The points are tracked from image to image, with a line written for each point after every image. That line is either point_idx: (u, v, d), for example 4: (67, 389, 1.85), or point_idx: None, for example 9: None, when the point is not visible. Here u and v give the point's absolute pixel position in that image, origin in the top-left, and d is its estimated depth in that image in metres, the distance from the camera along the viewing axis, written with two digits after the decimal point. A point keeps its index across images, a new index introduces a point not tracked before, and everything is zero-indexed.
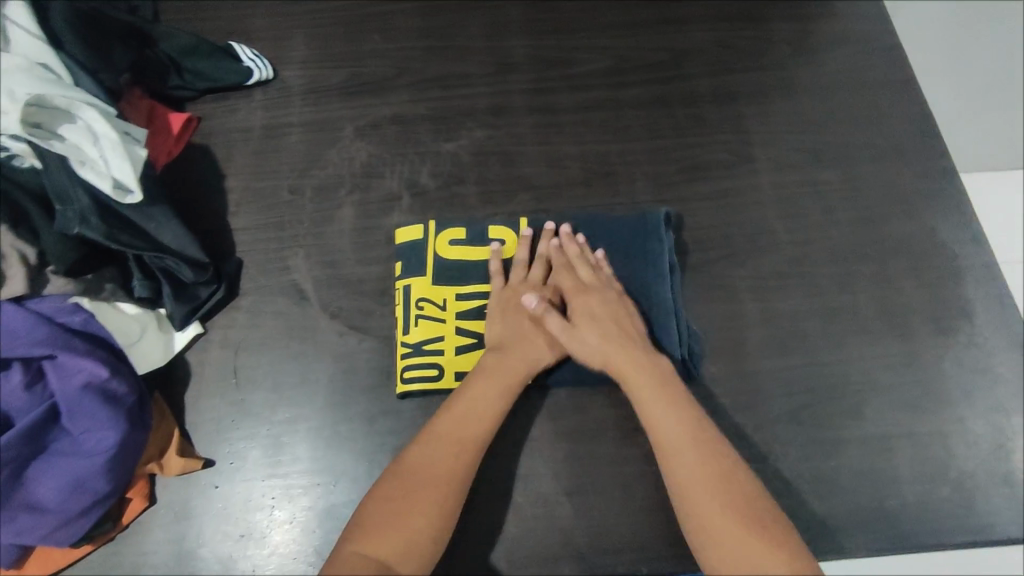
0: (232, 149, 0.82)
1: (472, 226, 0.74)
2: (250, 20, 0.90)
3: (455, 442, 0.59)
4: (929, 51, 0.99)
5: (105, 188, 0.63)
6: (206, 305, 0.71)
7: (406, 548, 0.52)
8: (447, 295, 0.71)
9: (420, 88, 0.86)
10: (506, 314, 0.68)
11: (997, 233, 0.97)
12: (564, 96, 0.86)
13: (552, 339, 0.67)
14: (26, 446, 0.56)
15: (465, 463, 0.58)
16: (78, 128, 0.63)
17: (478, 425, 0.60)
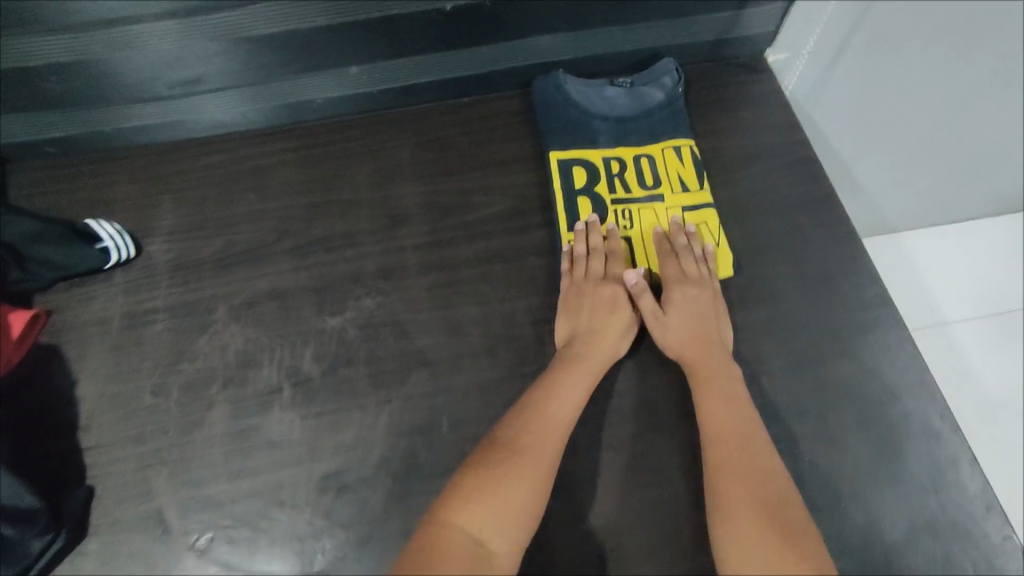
0: (87, 346, 0.72)
1: (707, 202, 0.80)
2: (114, 189, 0.83)
3: (552, 425, 0.63)
4: (844, 134, 1.05)
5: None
6: (40, 561, 0.60)
7: (500, 520, 0.56)
8: (679, 214, 0.80)
9: (303, 251, 0.78)
10: (574, 306, 0.72)
11: (913, 303, 1.06)
12: (460, 249, 0.79)
13: (622, 326, 0.71)
14: None
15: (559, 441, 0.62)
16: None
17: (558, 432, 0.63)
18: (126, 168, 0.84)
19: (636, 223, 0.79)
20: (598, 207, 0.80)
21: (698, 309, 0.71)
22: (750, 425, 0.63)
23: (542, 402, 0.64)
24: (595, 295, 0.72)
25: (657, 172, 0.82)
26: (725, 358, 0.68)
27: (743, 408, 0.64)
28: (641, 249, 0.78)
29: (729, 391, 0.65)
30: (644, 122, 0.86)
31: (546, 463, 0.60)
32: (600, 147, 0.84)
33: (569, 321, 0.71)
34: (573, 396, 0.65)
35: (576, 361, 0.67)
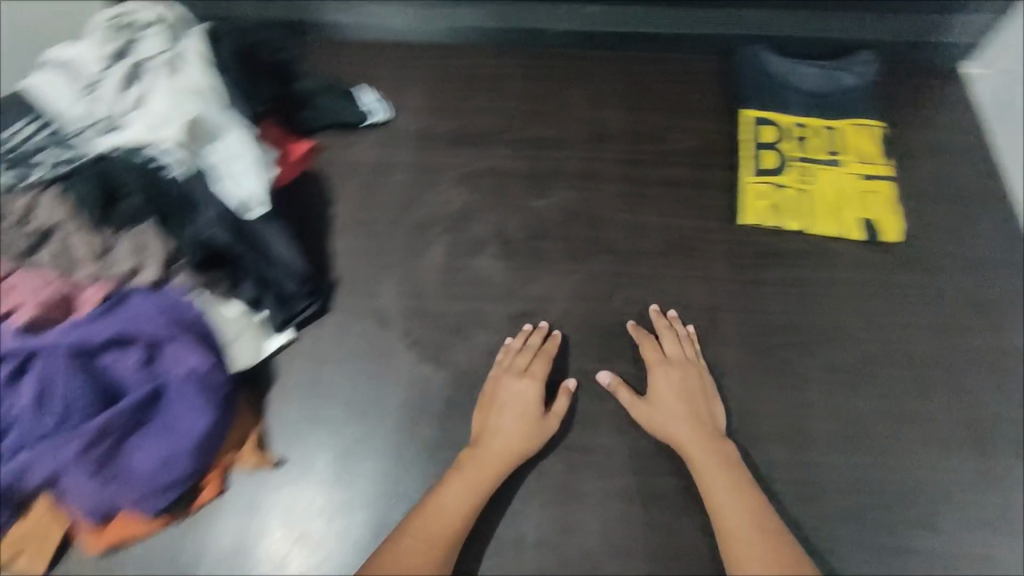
0: (343, 178, 0.90)
1: (884, 175, 0.88)
2: (374, 69, 1.01)
3: (442, 528, 0.62)
4: None
5: (246, 205, 0.72)
6: (299, 317, 0.77)
7: None
8: (856, 178, 0.88)
9: (519, 145, 0.93)
10: (490, 404, 0.71)
11: None
12: (650, 171, 0.91)
13: (517, 427, 0.69)
14: (131, 419, 0.62)
15: (450, 543, 0.62)
16: (222, 150, 0.73)
17: (448, 524, 0.63)
18: (385, 55, 1.03)
19: (815, 179, 0.88)
20: (780, 161, 0.89)
21: (678, 400, 0.70)
22: (753, 514, 0.62)
23: (439, 500, 0.64)
24: (508, 394, 0.71)
25: (841, 141, 0.91)
26: (718, 454, 0.67)
27: (731, 496, 0.64)
28: (816, 203, 0.86)
29: (728, 477, 0.65)
30: (836, 99, 0.94)
31: (429, 558, 0.60)
32: (789, 113, 0.93)
33: (482, 417, 0.70)
34: (470, 489, 0.65)
35: (472, 465, 0.66)
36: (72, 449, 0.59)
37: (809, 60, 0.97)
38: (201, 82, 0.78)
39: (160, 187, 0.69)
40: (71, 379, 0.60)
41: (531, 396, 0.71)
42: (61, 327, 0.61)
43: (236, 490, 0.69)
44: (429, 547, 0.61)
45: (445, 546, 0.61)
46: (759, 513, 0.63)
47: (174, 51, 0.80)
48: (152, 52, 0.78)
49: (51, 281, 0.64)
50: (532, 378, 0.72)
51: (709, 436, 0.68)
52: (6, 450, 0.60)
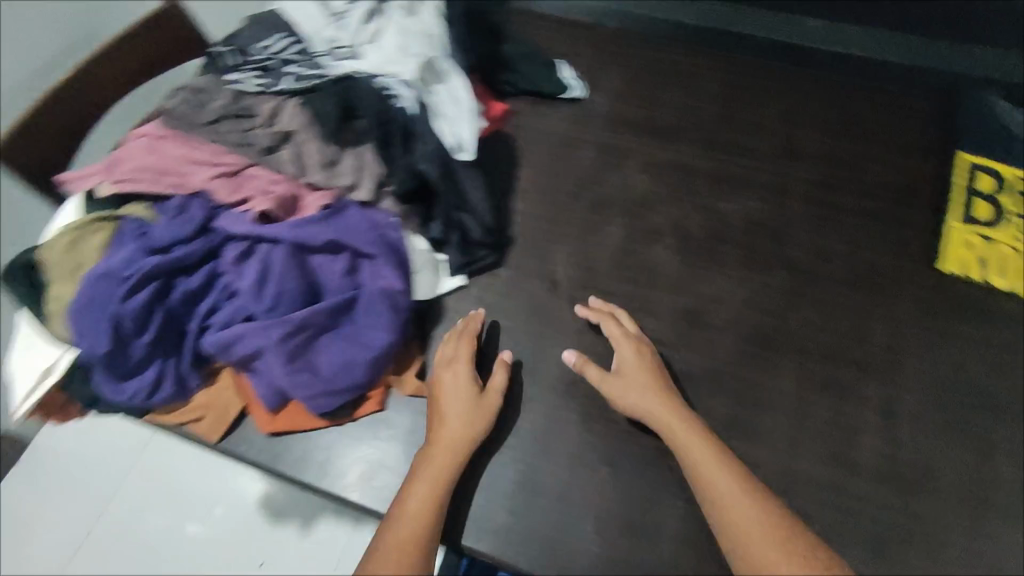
0: (532, 144, 0.92)
1: None
2: (575, 46, 1.02)
3: (415, 522, 0.61)
4: None
5: (459, 148, 0.76)
6: (475, 265, 0.78)
7: None
8: None
9: (708, 146, 0.91)
10: (439, 390, 0.70)
11: None
12: (845, 196, 0.87)
13: (461, 409, 0.68)
14: (327, 319, 0.67)
15: (427, 531, 0.60)
16: (445, 97, 0.78)
17: (418, 524, 0.60)
18: (587, 35, 1.04)
19: None
20: (997, 213, 0.83)
21: (643, 379, 0.69)
22: (740, 489, 0.60)
23: (407, 498, 0.63)
24: (453, 380, 0.70)
25: None
26: (687, 435, 0.65)
27: (717, 475, 0.61)
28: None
29: (712, 459, 0.63)
30: None
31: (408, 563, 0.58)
32: (1015, 166, 0.87)
33: (434, 405, 0.69)
34: (431, 482, 0.63)
35: (436, 452, 0.65)
36: (276, 332, 0.64)
37: None
38: (434, 27, 0.82)
39: (388, 116, 0.73)
40: (287, 269, 0.65)
41: (462, 378, 0.70)
42: (291, 221, 0.66)
43: (393, 412, 0.71)
44: (407, 552, 0.59)
45: (422, 538, 0.60)
46: (746, 485, 0.61)
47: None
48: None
49: (279, 179, 0.70)
50: (461, 364, 0.71)
51: (685, 421, 0.66)
52: (217, 321, 0.66)
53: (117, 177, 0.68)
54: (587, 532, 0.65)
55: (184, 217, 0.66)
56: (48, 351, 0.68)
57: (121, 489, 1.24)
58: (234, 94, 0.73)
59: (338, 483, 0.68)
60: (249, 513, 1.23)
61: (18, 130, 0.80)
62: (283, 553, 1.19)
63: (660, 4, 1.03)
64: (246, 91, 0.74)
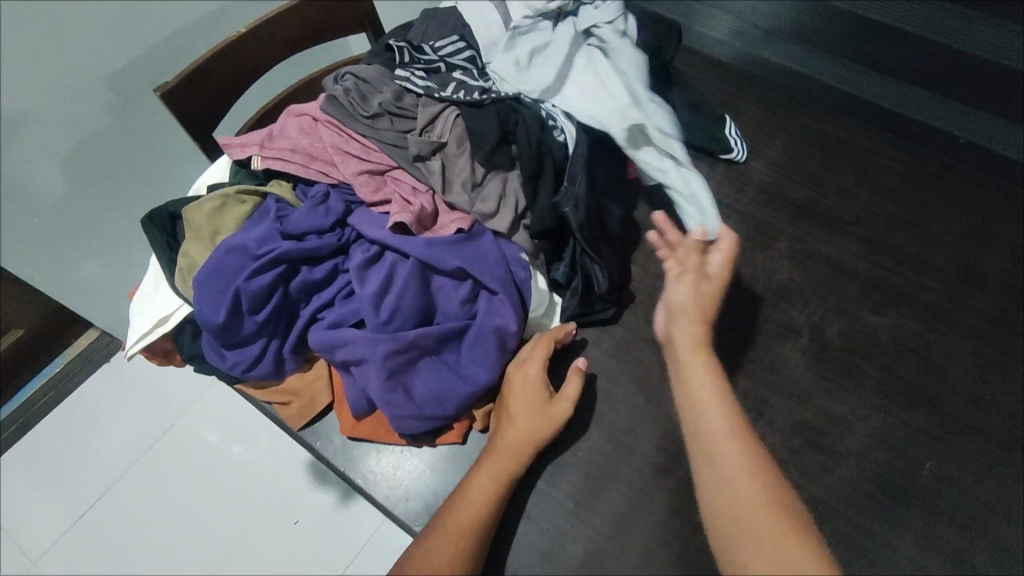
0: None
1: None
2: (745, 103, 0.95)
3: (466, 524, 0.60)
4: None
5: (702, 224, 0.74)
6: (590, 317, 0.75)
7: None
8: None
9: (869, 245, 0.83)
10: (510, 389, 0.67)
11: None
12: (1018, 342, 0.76)
13: (528, 414, 0.65)
14: (434, 344, 0.65)
15: (477, 534, 0.59)
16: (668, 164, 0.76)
17: (473, 518, 0.60)
18: (761, 93, 0.96)
19: None
20: None
21: (704, 311, 0.65)
22: (747, 477, 0.55)
23: (464, 487, 0.62)
24: (524, 382, 0.66)
25: None
26: (706, 381, 0.61)
27: (728, 455, 0.57)
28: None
29: (726, 435, 0.57)
30: None
31: (461, 547, 0.59)
32: None
33: (502, 402, 0.67)
34: (491, 480, 0.62)
35: (495, 451, 0.63)
36: (382, 347, 0.62)
37: None
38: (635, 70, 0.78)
39: (545, 148, 0.70)
40: (410, 285, 0.63)
41: (535, 379, 0.66)
42: (425, 237, 0.65)
43: (471, 448, 0.69)
44: (461, 538, 0.59)
45: (475, 536, 0.59)
46: (756, 474, 0.56)
47: (607, 24, 0.80)
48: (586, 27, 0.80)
49: (421, 189, 0.68)
50: (537, 365, 0.67)
51: (713, 388, 0.60)
52: (327, 318, 0.65)
53: (267, 150, 0.69)
54: None
55: (325, 207, 0.66)
56: (168, 301, 0.70)
57: (189, 412, 1.29)
58: (399, 90, 0.72)
59: (401, 507, 0.66)
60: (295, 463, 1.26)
61: (186, 77, 0.81)
62: (316, 515, 1.22)
63: (847, 75, 0.98)
64: (410, 90, 0.72)
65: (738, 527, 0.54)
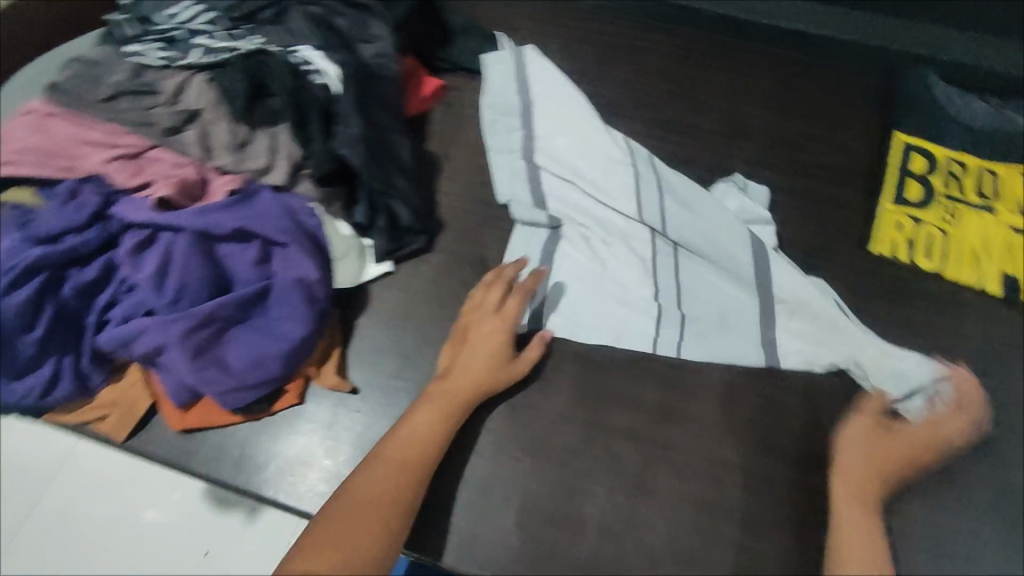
0: (469, 121, 0.87)
1: None
2: (516, 18, 0.98)
3: (411, 462, 0.60)
4: None
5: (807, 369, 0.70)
6: (403, 251, 0.75)
7: (344, 554, 0.54)
8: (1008, 226, 0.80)
9: (652, 124, 0.89)
10: (471, 336, 0.68)
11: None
12: (784, 177, 0.86)
13: (484, 360, 0.66)
14: (236, 311, 0.63)
15: (419, 474, 0.60)
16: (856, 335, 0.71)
17: (420, 454, 0.61)
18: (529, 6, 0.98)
19: (959, 224, 0.81)
20: (926, 195, 0.83)
21: (856, 458, 0.64)
22: (865, 560, 0.58)
23: (405, 421, 0.63)
24: (485, 328, 0.68)
25: (999, 189, 0.82)
26: (857, 436, 0.66)
27: (863, 551, 0.58)
28: (954, 247, 0.80)
29: (862, 533, 0.60)
30: (1000, 143, 0.85)
31: (402, 479, 0.59)
32: (948, 145, 0.86)
33: (459, 345, 0.68)
34: (439, 418, 0.63)
35: (446, 391, 0.65)
36: (177, 327, 0.60)
37: (979, 96, 0.89)
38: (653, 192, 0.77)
39: (303, 95, 0.69)
40: (191, 259, 0.62)
41: (500, 333, 0.67)
42: (195, 207, 0.63)
43: (312, 406, 0.69)
44: (404, 475, 0.59)
45: (418, 475, 0.60)
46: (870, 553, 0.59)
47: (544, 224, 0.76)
48: (619, 158, 0.79)
49: (184, 163, 0.65)
50: (503, 318, 0.68)
51: (862, 505, 0.61)
52: (114, 316, 0.62)
53: None
54: (510, 524, 0.64)
55: (76, 203, 0.62)
56: None
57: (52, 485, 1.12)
58: (135, 68, 0.67)
59: (254, 480, 0.66)
60: (194, 504, 1.09)
61: None
62: (221, 552, 1.06)
63: None
64: (149, 66, 0.68)
65: (843, 505, 0.62)
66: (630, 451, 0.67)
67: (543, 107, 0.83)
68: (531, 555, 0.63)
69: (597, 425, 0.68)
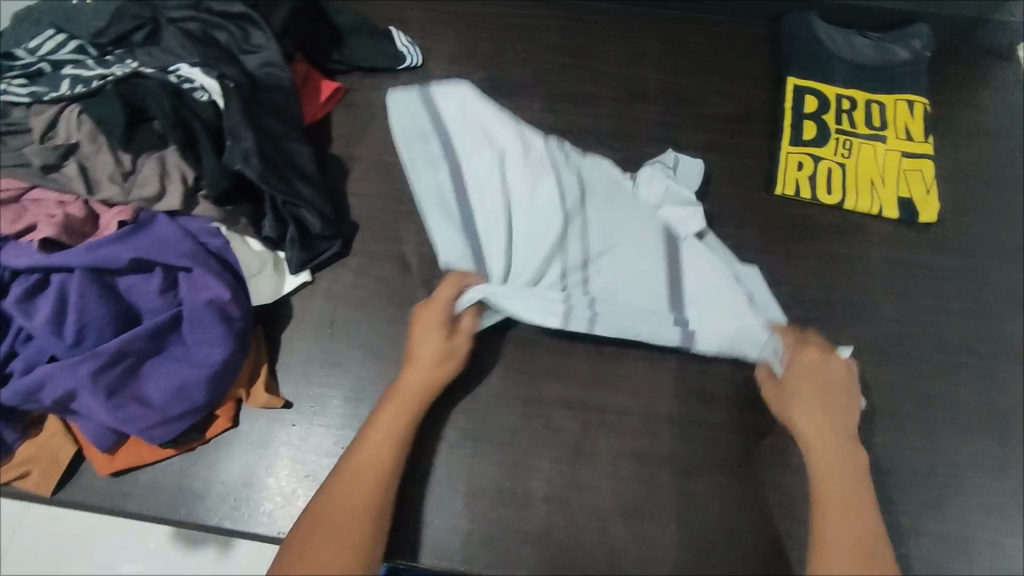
0: (371, 121, 0.86)
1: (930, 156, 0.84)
2: (407, 10, 0.96)
3: (370, 469, 0.60)
4: None
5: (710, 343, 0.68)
6: (320, 258, 0.74)
7: None
8: (898, 153, 0.84)
9: (552, 100, 0.90)
10: (414, 339, 0.67)
11: None
12: (686, 133, 0.87)
13: (428, 359, 0.65)
14: (148, 344, 0.62)
15: (379, 480, 0.60)
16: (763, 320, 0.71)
17: (379, 460, 0.60)
18: None
19: (855, 156, 0.83)
20: (822, 133, 0.84)
21: (826, 438, 0.62)
22: (856, 550, 0.57)
23: (363, 432, 0.62)
24: (426, 327, 0.67)
25: (887, 118, 0.85)
26: (807, 400, 0.64)
27: (854, 543, 0.57)
28: (854, 178, 0.82)
29: (852, 523, 0.58)
30: (883, 74, 0.88)
31: (365, 492, 0.59)
32: (835, 83, 0.88)
33: (409, 350, 0.67)
34: (392, 423, 0.62)
35: (396, 397, 0.64)
36: (85, 369, 0.59)
37: (859, 32, 0.92)
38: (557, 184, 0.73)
39: (186, 114, 0.67)
40: (89, 297, 0.60)
41: (438, 328, 0.66)
42: (86, 244, 0.61)
43: (246, 426, 0.68)
44: (365, 485, 0.59)
45: (380, 479, 0.60)
46: (865, 544, 0.57)
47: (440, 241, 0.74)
48: (521, 150, 0.75)
49: (68, 200, 0.64)
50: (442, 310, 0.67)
51: (852, 490, 0.60)
52: (18, 366, 0.60)
53: None
54: (460, 511, 0.65)
55: None
56: None
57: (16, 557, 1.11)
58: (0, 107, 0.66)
59: (195, 511, 0.65)
60: (168, 548, 1.10)
61: None
62: None
63: None
64: (16, 103, 0.66)
65: (825, 515, 0.59)
66: (568, 421, 0.69)
67: (444, 108, 0.79)
68: (484, 537, 0.65)
69: (533, 401, 0.69)
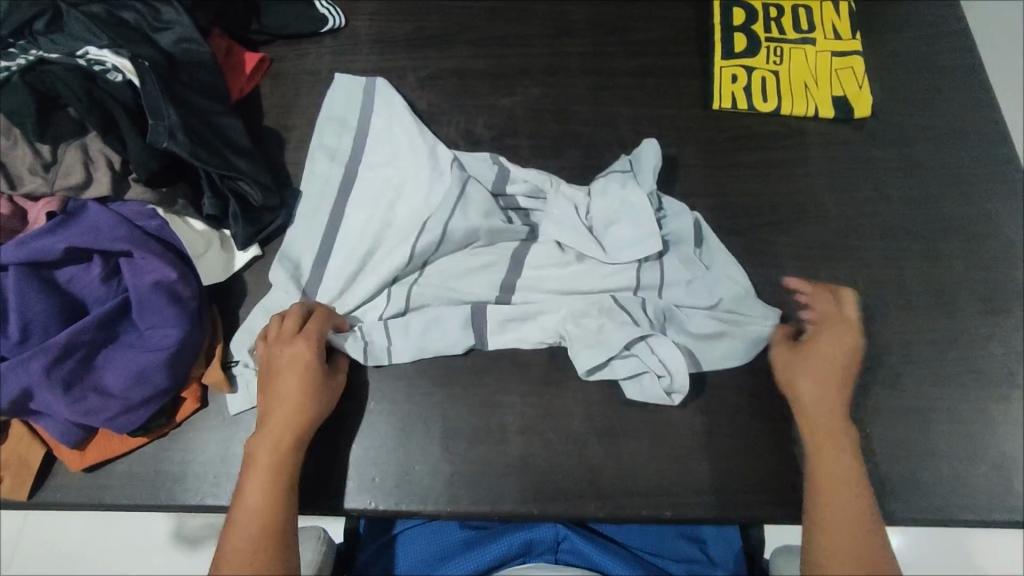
0: (300, 88, 0.85)
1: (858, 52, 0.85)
2: None
3: (262, 527, 0.57)
4: None
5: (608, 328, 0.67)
6: (267, 230, 0.73)
7: None
8: (827, 53, 0.84)
9: (480, 46, 0.88)
10: (272, 379, 0.63)
11: None
12: (619, 61, 0.87)
13: (295, 393, 0.62)
14: (98, 333, 0.61)
15: (275, 535, 0.57)
16: (678, 326, 0.69)
17: (272, 514, 0.57)
18: None
19: (787, 62, 0.84)
20: (753, 43, 0.85)
21: (828, 391, 0.64)
22: (851, 507, 0.59)
23: (243, 494, 0.58)
24: (286, 364, 0.63)
25: (813, 20, 0.86)
26: (815, 381, 0.65)
27: (848, 500, 0.60)
28: (787, 83, 0.83)
29: (844, 481, 0.60)
30: None
31: (265, 552, 0.56)
32: None
33: (274, 391, 0.62)
34: (274, 471, 0.59)
35: (269, 446, 0.60)
36: (37, 365, 0.58)
37: None
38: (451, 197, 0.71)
39: (100, 96, 0.64)
40: (29, 294, 0.59)
41: (304, 363, 0.63)
42: (16, 241, 0.60)
43: (216, 405, 0.68)
44: (262, 546, 0.56)
45: (277, 532, 0.57)
46: (857, 500, 0.60)
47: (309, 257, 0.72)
48: (429, 171, 0.73)
49: None
50: (306, 343, 0.63)
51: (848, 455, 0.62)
52: None
53: None
54: (439, 454, 0.66)
55: None
56: None
57: None
58: None
59: (176, 494, 0.65)
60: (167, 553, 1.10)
61: None
62: None
63: None
64: None
65: (817, 473, 0.61)
66: (534, 354, 0.70)
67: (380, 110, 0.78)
68: (465, 475, 0.66)
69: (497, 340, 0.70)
